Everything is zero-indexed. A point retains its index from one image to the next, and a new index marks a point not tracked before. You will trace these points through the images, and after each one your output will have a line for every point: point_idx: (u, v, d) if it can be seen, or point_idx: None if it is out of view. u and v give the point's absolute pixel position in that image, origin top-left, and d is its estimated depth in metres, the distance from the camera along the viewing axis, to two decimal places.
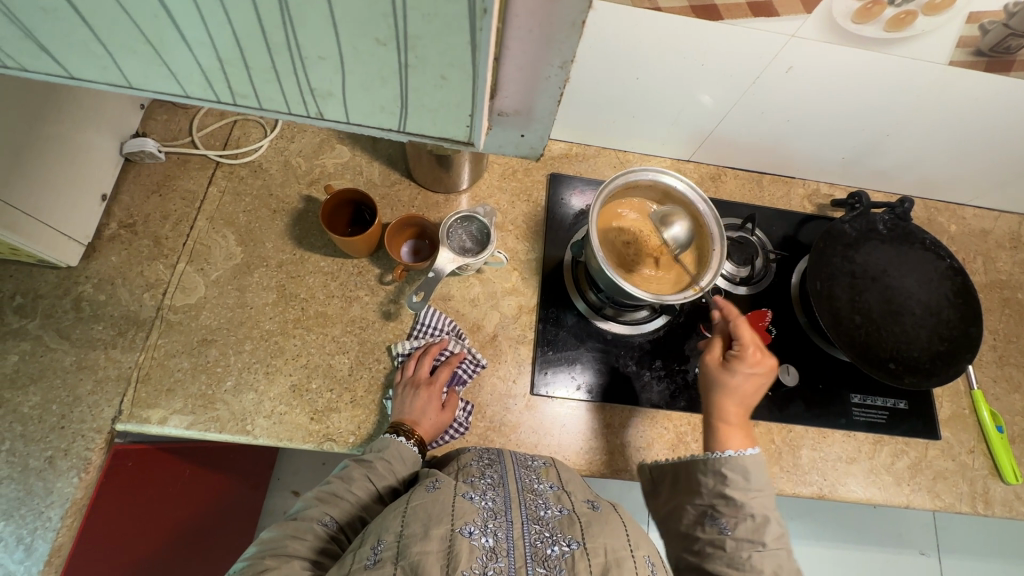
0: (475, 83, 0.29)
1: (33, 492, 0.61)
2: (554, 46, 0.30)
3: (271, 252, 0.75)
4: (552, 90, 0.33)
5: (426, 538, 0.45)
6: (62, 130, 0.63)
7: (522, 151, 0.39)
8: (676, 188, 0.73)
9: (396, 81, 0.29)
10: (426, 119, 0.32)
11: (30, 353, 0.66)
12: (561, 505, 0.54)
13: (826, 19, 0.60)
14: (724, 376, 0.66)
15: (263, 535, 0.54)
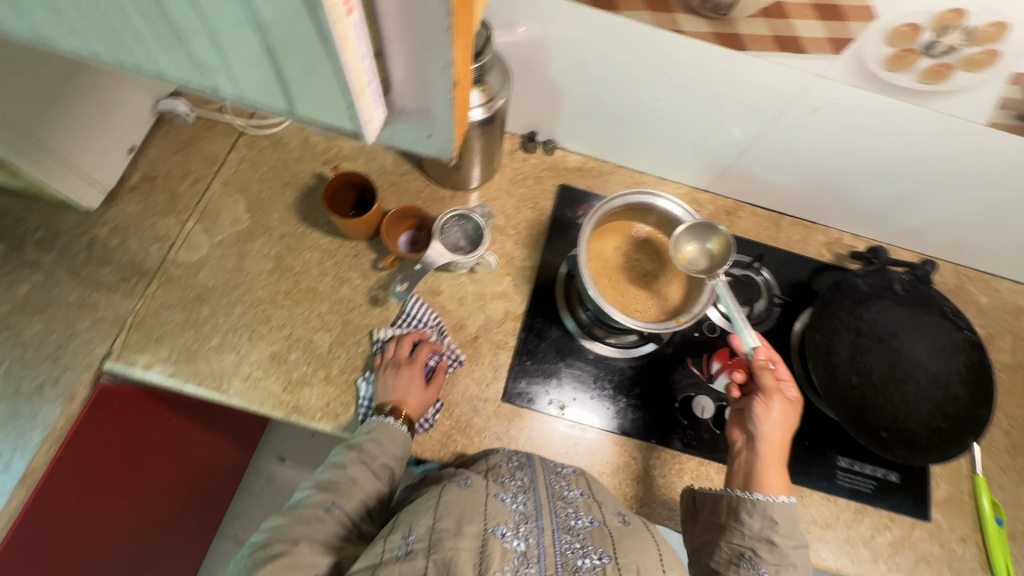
0: (349, 79, 0.24)
1: (19, 414, 0.65)
2: (437, 49, 0.24)
3: (275, 223, 0.77)
4: (451, 98, 0.27)
5: (458, 535, 0.50)
6: (98, 82, 0.67)
7: (431, 152, 0.32)
8: (674, 213, 0.71)
9: (270, 67, 0.25)
10: (316, 113, 0.28)
11: (41, 285, 0.71)
12: (592, 515, 0.57)
13: (855, 62, 0.57)
14: (758, 410, 0.65)
15: (272, 521, 0.58)
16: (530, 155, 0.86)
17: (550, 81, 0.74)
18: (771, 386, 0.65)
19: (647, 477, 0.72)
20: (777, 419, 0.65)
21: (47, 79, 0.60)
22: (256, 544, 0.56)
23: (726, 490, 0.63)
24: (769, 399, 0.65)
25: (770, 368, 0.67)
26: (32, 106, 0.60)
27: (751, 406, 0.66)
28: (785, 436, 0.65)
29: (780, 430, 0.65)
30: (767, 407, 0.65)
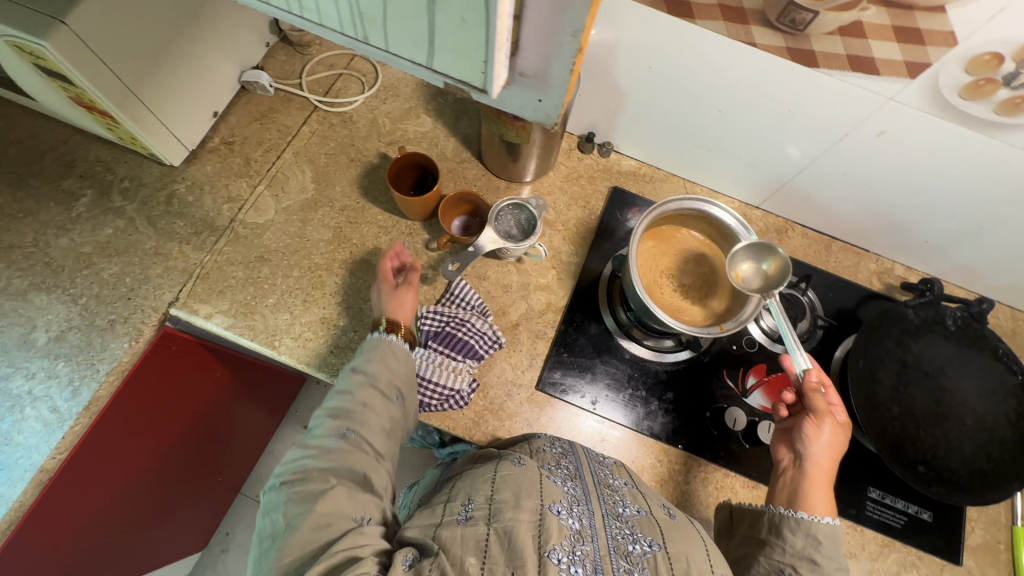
0: (491, 33, 0.26)
1: (91, 346, 0.70)
2: (567, 14, 0.26)
3: (338, 196, 0.81)
4: (568, 62, 0.29)
5: (517, 507, 0.52)
6: (196, 48, 0.72)
7: (539, 117, 0.33)
8: (726, 221, 0.72)
9: (427, 16, 0.27)
10: (452, 65, 0.29)
11: (122, 230, 0.76)
12: (638, 504, 0.59)
13: (930, 87, 0.57)
14: (807, 428, 0.65)
15: (292, 457, 0.60)
16: (585, 156, 0.88)
17: (616, 84, 0.75)
18: (822, 408, 0.65)
19: (670, 481, 0.72)
20: (827, 442, 0.64)
21: (154, 39, 0.65)
22: (282, 481, 0.58)
23: (768, 507, 0.62)
24: (819, 421, 0.64)
25: (821, 391, 0.66)
26: (138, 63, 0.65)
27: (801, 425, 0.65)
28: (833, 460, 0.64)
29: (829, 454, 0.64)
30: (817, 429, 0.64)
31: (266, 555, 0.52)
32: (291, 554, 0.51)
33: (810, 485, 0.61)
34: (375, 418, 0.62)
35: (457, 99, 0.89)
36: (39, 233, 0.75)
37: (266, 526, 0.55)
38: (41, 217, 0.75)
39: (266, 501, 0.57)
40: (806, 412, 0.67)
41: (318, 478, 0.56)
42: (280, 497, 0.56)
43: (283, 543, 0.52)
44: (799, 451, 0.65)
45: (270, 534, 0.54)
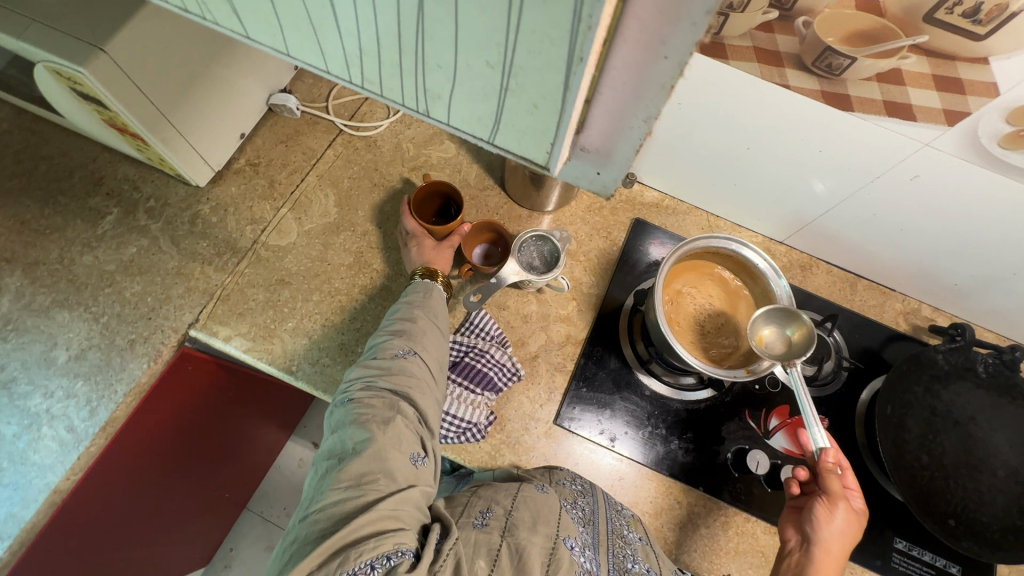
0: (563, 120, 0.26)
1: (110, 365, 0.70)
2: (642, 101, 0.26)
3: (360, 221, 0.81)
4: (635, 142, 0.29)
5: (531, 531, 0.56)
6: (227, 72, 0.72)
7: (594, 188, 0.33)
8: (757, 265, 0.71)
9: (495, 100, 0.27)
10: (515, 141, 0.29)
11: (146, 249, 0.76)
12: (648, 563, 0.60)
13: (968, 136, 0.56)
14: (818, 510, 0.62)
15: (355, 374, 0.60)
16: None
17: None
18: (837, 491, 0.62)
19: (688, 524, 0.71)
20: (839, 528, 0.61)
21: (188, 66, 0.66)
22: (347, 400, 0.58)
23: None
24: (832, 504, 0.62)
25: (837, 472, 0.63)
26: (171, 89, 0.65)
27: (812, 506, 0.63)
28: (844, 549, 0.61)
29: (840, 542, 0.61)
30: (829, 513, 0.61)
31: (329, 472, 0.53)
32: (351, 481, 0.51)
33: (815, 570, 0.58)
34: (433, 357, 0.63)
35: None
36: (65, 250, 0.75)
37: (330, 444, 0.56)
38: (68, 233, 0.76)
39: (330, 422, 0.58)
40: (819, 492, 0.64)
41: (383, 402, 0.57)
42: (345, 416, 0.57)
43: (346, 465, 0.52)
44: (808, 534, 0.61)
45: (335, 453, 0.54)
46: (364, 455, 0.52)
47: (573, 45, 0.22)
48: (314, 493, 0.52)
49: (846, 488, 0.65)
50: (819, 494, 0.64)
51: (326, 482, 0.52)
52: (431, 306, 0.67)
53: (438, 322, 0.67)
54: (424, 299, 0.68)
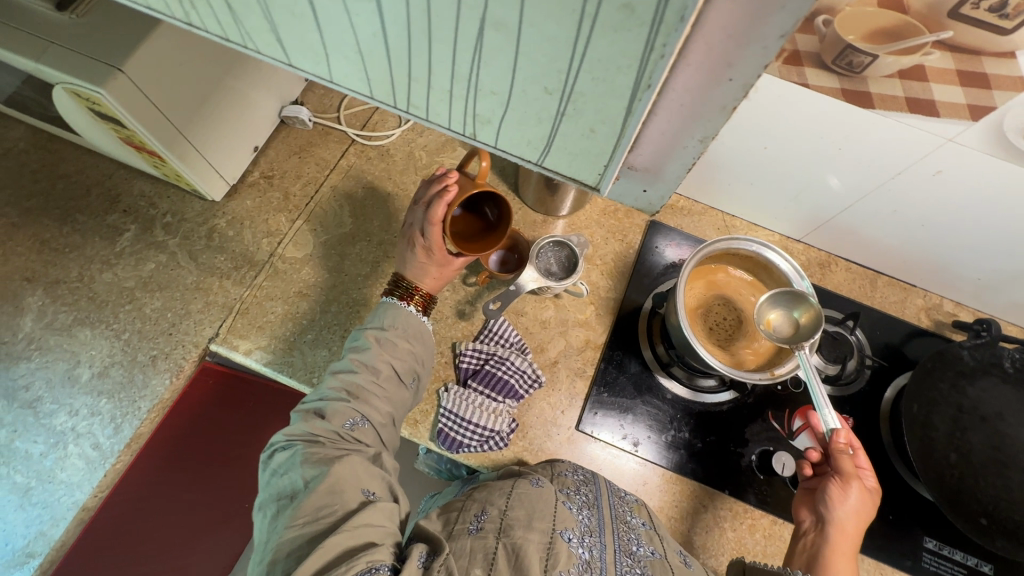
0: (620, 142, 0.31)
1: (133, 382, 0.71)
2: (698, 119, 0.34)
3: (375, 230, 0.81)
4: (686, 159, 0.37)
5: (528, 528, 0.55)
6: (241, 86, 0.73)
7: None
8: (780, 267, 0.70)
9: (551, 125, 0.31)
10: (567, 161, 0.35)
11: (164, 264, 0.77)
12: (653, 547, 0.60)
13: (994, 131, 0.55)
14: (830, 491, 0.63)
15: (298, 423, 0.59)
16: None
17: None
18: (850, 470, 0.62)
19: (715, 528, 0.70)
20: (853, 507, 0.61)
21: (202, 82, 0.66)
22: (290, 448, 0.57)
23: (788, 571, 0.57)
24: (845, 483, 0.62)
25: (849, 453, 0.63)
26: (186, 105, 0.66)
27: (825, 487, 0.63)
28: (859, 526, 0.62)
29: (855, 520, 0.61)
30: (843, 491, 0.62)
31: (278, 518, 0.52)
32: (307, 519, 0.50)
33: (830, 552, 0.59)
34: (385, 398, 0.63)
35: None
36: (84, 268, 0.76)
37: (275, 491, 0.55)
38: (87, 251, 0.77)
39: (273, 469, 0.57)
40: (831, 472, 0.64)
41: (328, 449, 0.56)
42: (290, 464, 0.56)
43: (296, 507, 0.51)
44: (822, 514, 0.62)
45: (283, 497, 0.54)
46: (313, 494, 0.52)
47: (640, 76, 0.27)
48: (264, 538, 0.52)
49: (859, 467, 0.66)
50: (832, 475, 0.64)
51: (276, 526, 0.51)
52: (386, 340, 0.65)
53: (397, 357, 0.65)
54: (376, 333, 0.66)
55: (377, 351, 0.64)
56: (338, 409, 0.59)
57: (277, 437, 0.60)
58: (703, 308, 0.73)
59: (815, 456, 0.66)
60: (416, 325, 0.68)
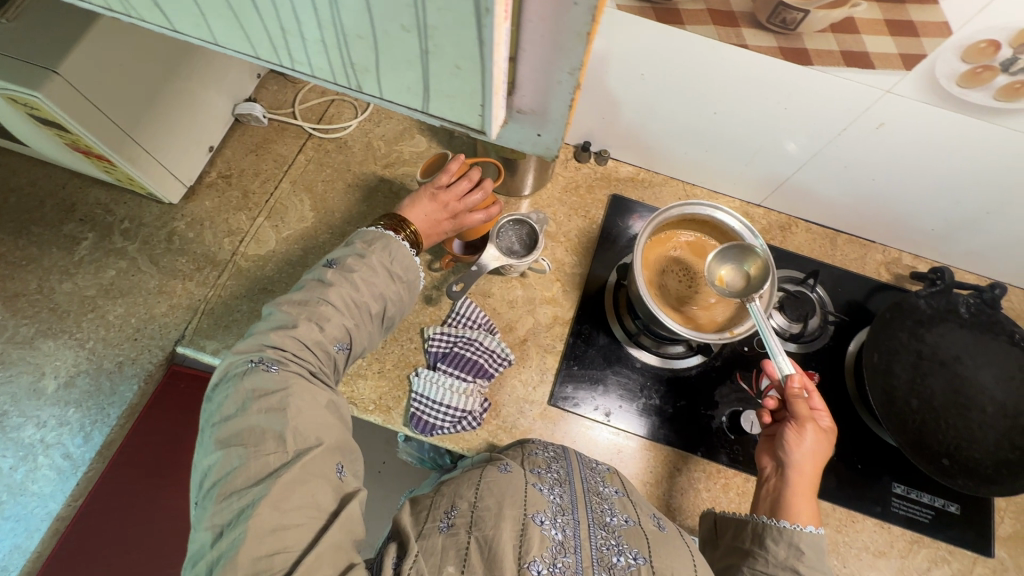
0: (487, 79, 0.26)
1: (100, 389, 0.70)
2: (563, 52, 0.26)
3: (338, 222, 0.81)
4: (567, 95, 0.29)
5: (499, 516, 0.56)
6: (187, 84, 0.72)
7: (538, 150, 0.34)
8: (731, 226, 0.72)
9: (416, 66, 0.27)
10: (448, 107, 0.30)
11: (125, 270, 0.76)
12: (626, 514, 0.61)
13: (927, 79, 0.56)
14: (787, 435, 0.65)
15: (290, 328, 0.58)
16: (582, 165, 0.88)
17: (607, 92, 0.75)
18: (804, 413, 0.64)
19: (691, 490, 0.72)
20: (809, 448, 0.64)
21: (145, 82, 0.65)
22: (278, 381, 0.54)
23: (752, 516, 0.63)
24: (801, 426, 0.64)
25: (803, 396, 0.65)
26: (131, 107, 0.65)
27: (783, 432, 0.65)
28: (816, 466, 0.64)
29: (811, 460, 0.64)
30: (799, 434, 0.64)
31: (250, 479, 0.49)
32: (289, 511, 0.48)
33: (793, 494, 0.62)
34: (368, 330, 0.64)
35: None
36: (43, 279, 0.75)
37: (247, 435, 0.51)
38: (44, 263, 0.76)
39: (248, 405, 0.53)
40: (788, 417, 0.66)
41: (312, 407, 0.54)
42: (272, 408, 0.52)
43: (278, 476, 0.49)
44: (782, 459, 0.64)
45: (257, 450, 0.50)
46: (297, 467, 0.50)
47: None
48: (230, 497, 0.48)
49: (814, 409, 0.67)
50: (788, 420, 0.66)
51: (249, 489, 0.48)
52: (387, 270, 0.65)
53: (392, 294, 0.65)
54: (378, 259, 0.65)
55: (379, 276, 0.64)
56: (329, 326, 0.60)
57: (261, 356, 0.56)
58: (663, 264, 0.74)
59: (773, 404, 0.68)
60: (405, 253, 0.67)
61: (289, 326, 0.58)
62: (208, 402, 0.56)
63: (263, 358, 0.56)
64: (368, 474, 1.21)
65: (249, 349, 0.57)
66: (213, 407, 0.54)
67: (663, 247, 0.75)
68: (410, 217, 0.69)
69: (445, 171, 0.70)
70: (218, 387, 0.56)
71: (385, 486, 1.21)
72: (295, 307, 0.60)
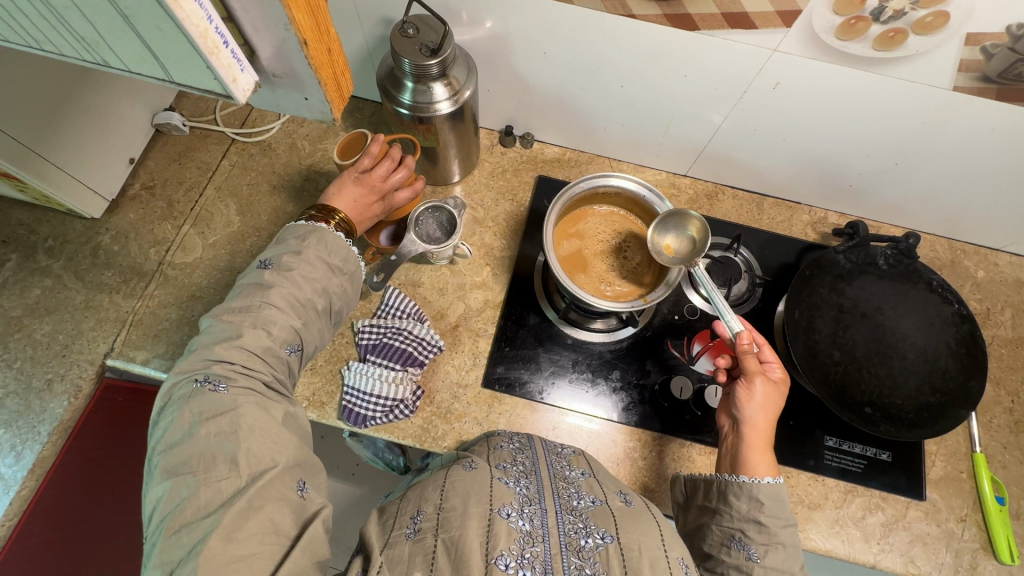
0: (189, 40, 0.28)
1: (30, 408, 0.70)
2: (267, 9, 0.29)
3: (265, 223, 0.81)
4: (299, 53, 0.32)
5: (464, 515, 0.50)
6: (95, 99, 0.71)
7: (315, 114, 0.38)
8: (629, 188, 0.73)
9: (132, 31, 0.29)
10: (184, 72, 0.32)
11: (51, 289, 0.76)
12: (593, 495, 0.58)
13: (807, 34, 0.57)
14: (739, 391, 0.66)
15: (235, 339, 0.58)
16: (508, 150, 0.88)
17: (517, 74, 0.76)
18: (754, 368, 0.65)
19: (628, 460, 0.72)
20: (760, 402, 0.64)
21: (43, 95, 0.65)
22: (227, 402, 0.53)
23: (716, 475, 0.63)
24: (750, 381, 0.65)
25: (753, 352, 0.67)
26: (31, 119, 0.64)
27: (735, 391, 0.66)
28: (770, 419, 0.65)
29: (764, 413, 0.65)
30: (749, 390, 0.65)
31: (201, 510, 0.48)
32: (244, 540, 0.47)
33: (747, 448, 0.63)
34: (315, 329, 0.65)
35: (375, 112, 0.89)
36: None
37: (195, 462, 0.50)
38: None
39: (197, 429, 0.52)
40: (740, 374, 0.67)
41: (265, 426, 0.54)
42: (223, 431, 0.52)
43: (230, 504, 0.48)
44: (736, 416, 0.65)
45: (207, 477, 0.49)
46: (250, 493, 0.49)
47: None
48: (180, 532, 0.47)
49: (765, 362, 0.68)
50: (740, 377, 0.67)
51: (200, 520, 0.47)
52: (326, 263, 0.65)
53: (335, 287, 0.65)
54: (313, 252, 0.64)
55: (318, 270, 0.64)
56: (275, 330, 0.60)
57: (207, 375, 0.56)
58: (584, 237, 0.77)
59: (725, 363, 0.69)
60: (336, 244, 0.66)
61: (233, 338, 0.58)
62: (154, 427, 0.54)
63: (209, 377, 0.55)
64: (341, 478, 1.21)
65: (194, 367, 0.57)
66: (160, 433, 0.53)
67: (580, 221, 0.77)
68: (338, 205, 0.68)
69: (366, 153, 0.69)
70: (163, 412, 0.55)
71: (358, 489, 1.21)
72: (236, 315, 0.60)
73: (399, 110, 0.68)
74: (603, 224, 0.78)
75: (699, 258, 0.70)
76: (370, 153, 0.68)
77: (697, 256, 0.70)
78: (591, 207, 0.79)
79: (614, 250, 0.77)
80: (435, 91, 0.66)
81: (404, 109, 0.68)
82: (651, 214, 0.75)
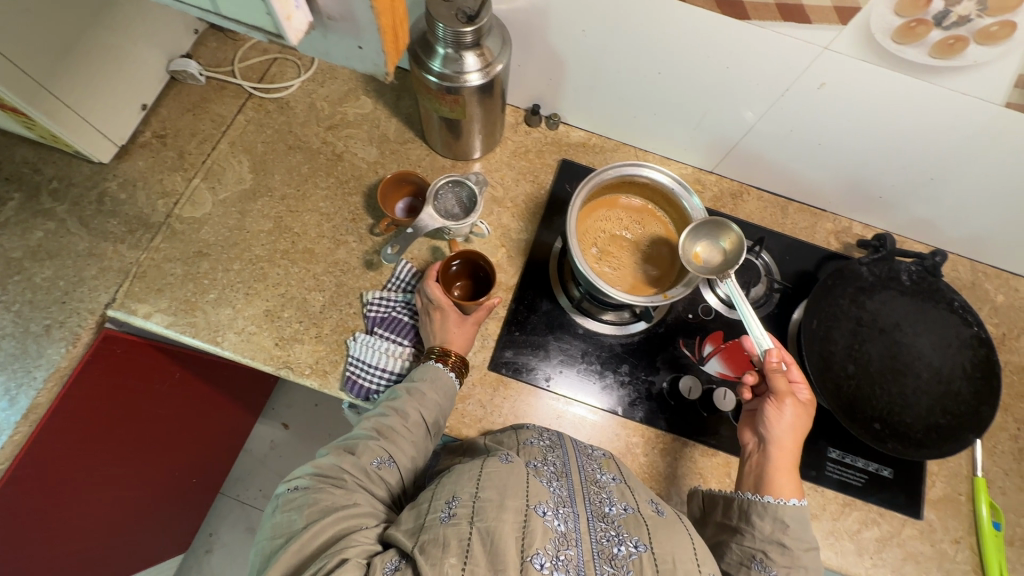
0: None
1: (26, 352, 0.67)
2: None
3: (277, 184, 0.79)
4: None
5: (500, 508, 0.48)
6: (111, 38, 0.68)
7: (361, 66, 0.40)
8: (662, 182, 0.71)
9: None
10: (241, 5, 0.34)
11: (53, 232, 0.73)
12: (626, 501, 0.56)
13: (863, 32, 0.55)
14: (765, 411, 0.65)
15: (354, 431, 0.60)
16: (533, 129, 0.86)
17: (552, 51, 0.73)
18: (783, 389, 0.64)
19: (629, 454, 0.72)
20: (789, 423, 0.64)
21: (60, 29, 0.62)
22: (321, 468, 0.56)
23: (737, 492, 0.63)
24: (780, 403, 0.64)
25: (782, 371, 0.65)
26: (46, 55, 0.62)
27: (762, 409, 0.65)
28: (797, 440, 0.64)
29: (792, 434, 0.64)
30: (778, 410, 0.64)
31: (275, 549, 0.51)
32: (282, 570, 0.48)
33: (774, 469, 0.62)
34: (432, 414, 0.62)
35: (398, 78, 0.86)
36: None
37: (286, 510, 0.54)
38: None
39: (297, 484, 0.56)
40: (768, 394, 0.66)
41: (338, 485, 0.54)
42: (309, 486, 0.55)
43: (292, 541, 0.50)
44: (762, 435, 0.64)
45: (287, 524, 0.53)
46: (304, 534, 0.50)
47: None
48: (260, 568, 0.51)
49: (792, 381, 0.67)
50: (768, 395, 0.66)
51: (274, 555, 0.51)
52: (422, 400, 0.63)
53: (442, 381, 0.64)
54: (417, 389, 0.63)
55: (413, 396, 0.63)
56: (401, 448, 0.59)
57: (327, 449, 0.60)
58: (606, 227, 0.75)
59: (752, 380, 0.67)
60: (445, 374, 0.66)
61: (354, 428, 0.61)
62: None
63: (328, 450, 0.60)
64: None
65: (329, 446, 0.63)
66: None
67: (604, 211, 0.75)
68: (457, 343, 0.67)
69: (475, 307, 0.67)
70: None
71: None
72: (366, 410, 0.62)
73: (427, 77, 0.65)
74: (627, 217, 0.76)
75: (730, 271, 0.70)
76: (431, 280, 0.69)
77: (729, 268, 0.69)
78: (619, 198, 0.76)
79: (638, 246, 0.75)
80: (467, 60, 0.63)
81: (431, 77, 0.65)
82: (681, 212, 0.73)
